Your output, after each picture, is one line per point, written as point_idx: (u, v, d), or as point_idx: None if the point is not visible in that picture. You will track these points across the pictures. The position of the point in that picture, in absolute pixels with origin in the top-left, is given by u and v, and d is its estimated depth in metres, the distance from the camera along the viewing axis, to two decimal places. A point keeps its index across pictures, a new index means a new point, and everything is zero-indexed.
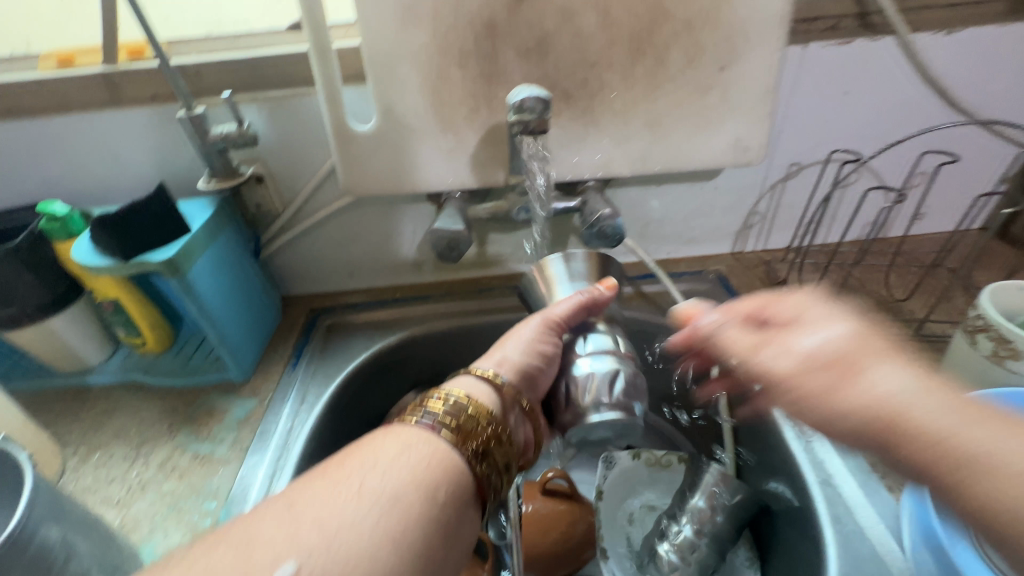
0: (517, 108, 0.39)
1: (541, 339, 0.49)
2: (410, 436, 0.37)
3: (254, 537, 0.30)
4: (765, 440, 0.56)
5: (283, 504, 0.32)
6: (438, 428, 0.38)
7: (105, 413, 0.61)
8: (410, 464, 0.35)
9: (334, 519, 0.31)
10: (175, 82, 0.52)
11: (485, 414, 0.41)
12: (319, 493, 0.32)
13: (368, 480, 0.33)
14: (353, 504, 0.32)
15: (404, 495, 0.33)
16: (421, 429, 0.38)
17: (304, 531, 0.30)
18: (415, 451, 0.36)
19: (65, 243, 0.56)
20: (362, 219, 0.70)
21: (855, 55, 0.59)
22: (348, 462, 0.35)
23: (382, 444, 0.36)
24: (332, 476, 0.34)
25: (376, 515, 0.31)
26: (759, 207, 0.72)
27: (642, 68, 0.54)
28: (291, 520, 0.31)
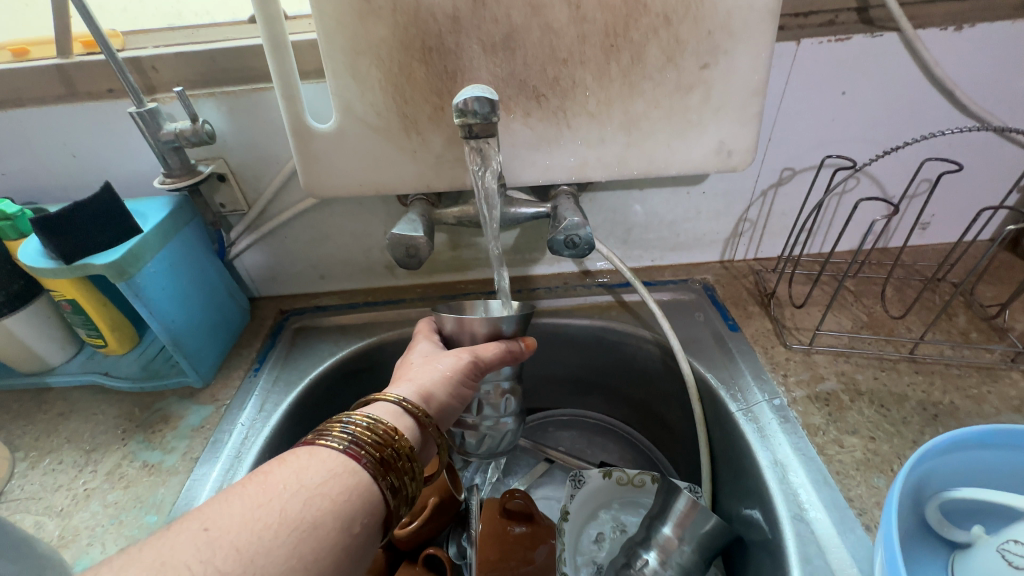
0: (460, 110, 0.35)
1: (465, 377, 0.47)
2: (334, 459, 0.34)
3: (166, 555, 0.27)
4: (741, 466, 0.53)
5: (196, 523, 0.29)
6: (360, 456, 0.35)
7: (61, 416, 0.60)
8: (332, 490, 0.32)
9: (250, 544, 0.28)
10: (123, 77, 0.49)
11: (408, 447, 0.38)
12: (237, 511, 0.30)
13: (290, 502, 0.31)
14: (271, 530, 0.29)
15: (322, 523, 0.31)
16: (342, 454, 0.35)
17: (217, 554, 0.28)
18: (340, 476, 0.33)
19: (14, 242, 0.54)
20: (331, 219, 0.67)
21: (853, 54, 0.55)
22: (271, 475, 0.32)
23: (305, 466, 0.33)
24: (252, 493, 0.31)
25: (294, 542, 0.29)
26: (749, 214, 0.68)
27: (617, 65, 0.50)
28: (205, 542, 0.28)
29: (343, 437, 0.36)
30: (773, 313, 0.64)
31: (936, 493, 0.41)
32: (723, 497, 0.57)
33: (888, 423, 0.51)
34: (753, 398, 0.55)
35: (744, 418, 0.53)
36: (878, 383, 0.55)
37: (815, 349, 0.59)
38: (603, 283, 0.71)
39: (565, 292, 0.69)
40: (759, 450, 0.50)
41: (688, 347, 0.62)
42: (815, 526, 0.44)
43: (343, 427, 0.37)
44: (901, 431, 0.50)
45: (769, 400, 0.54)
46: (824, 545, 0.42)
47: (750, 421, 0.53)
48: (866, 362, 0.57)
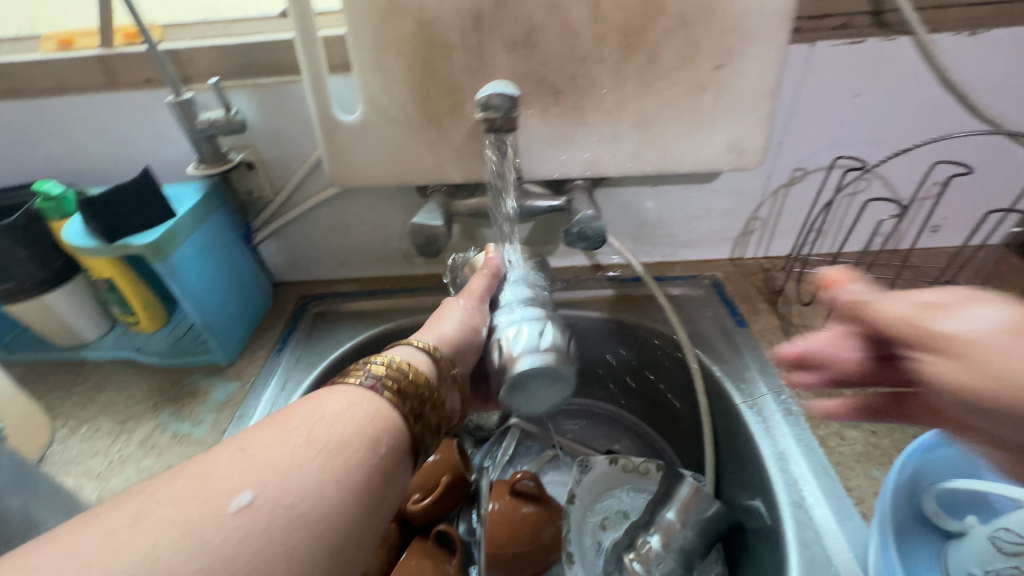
0: (484, 104, 0.37)
1: (468, 313, 0.53)
2: (359, 394, 0.37)
3: (210, 469, 0.30)
4: (744, 456, 0.55)
5: (235, 445, 0.32)
6: (385, 392, 0.38)
7: (95, 388, 0.63)
8: (356, 416, 0.35)
9: (285, 459, 0.31)
10: (162, 67, 0.52)
11: (427, 384, 0.41)
12: (271, 435, 0.33)
13: (318, 427, 0.34)
14: (303, 448, 0.32)
15: (351, 445, 0.34)
16: (368, 390, 0.38)
17: (255, 467, 0.31)
18: (364, 405, 0.37)
19: (57, 222, 0.57)
20: (352, 208, 0.69)
21: (866, 56, 0.56)
22: (300, 408, 0.36)
23: (327, 400, 0.36)
24: (282, 420, 0.34)
25: (324, 458, 0.32)
26: (760, 212, 0.69)
27: (633, 65, 0.52)
28: (244, 458, 0.31)
29: (367, 375, 0.39)
30: (781, 311, 0.66)
31: (931, 486, 0.42)
32: (725, 486, 0.59)
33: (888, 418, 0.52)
34: (757, 391, 0.57)
35: (747, 410, 0.55)
36: None
37: None
38: (614, 277, 0.72)
39: (577, 285, 0.71)
40: (761, 440, 0.52)
41: (695, 340, 0.64)
42: (814, 513, 0.46)
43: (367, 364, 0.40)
44: (901, 427, 0.51)
45: (773, 394, 0.56)
46: (821, 531, 0.44)
47: (753, 412, 0.54)
48: None
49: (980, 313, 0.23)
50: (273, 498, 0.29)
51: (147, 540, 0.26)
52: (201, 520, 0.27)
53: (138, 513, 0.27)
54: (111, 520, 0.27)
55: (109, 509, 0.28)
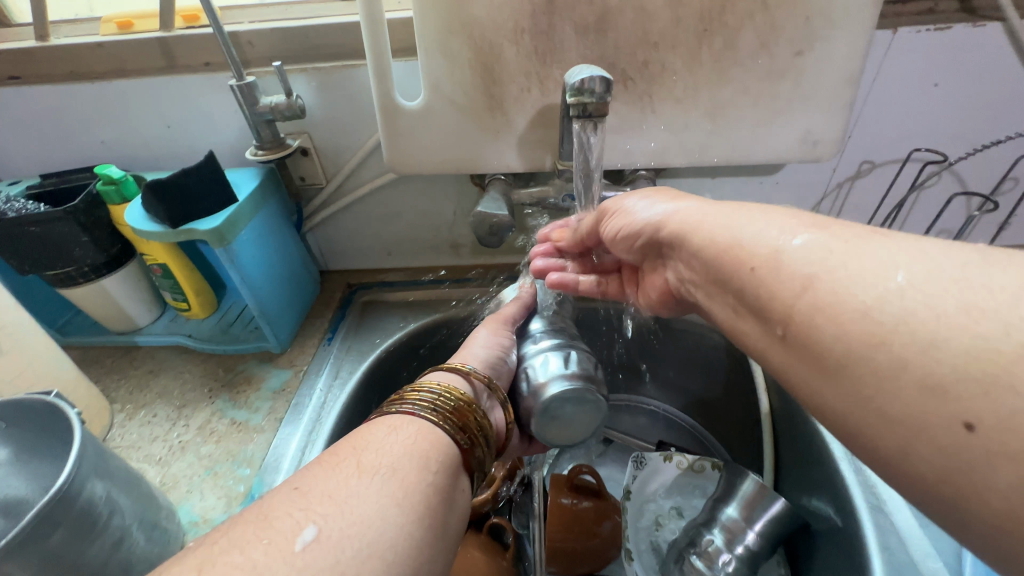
0: (577, 88, 0.39)
1: (498, 334, 0.53)
2: (409, 422, 0.37)
3: (269, 509, 0.28)
4: (811, 456, 0.53)
5: (286, 486, 0.31)
6: (442, 419, 0.38)
7: (150, 373, 0.63)
8: (398, 441, 0.35)
9: (339, 489, 0.30)
10: (228, 50, 0.51)
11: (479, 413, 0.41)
12: (318, 474, 0.31)
13: (365, 456, 0.33)
14: (354, 476, 0.31)
15: (402, 465, 0.33)
16: (425, 419, 0.38)
17: (313, 501, 0.29)
18: (407, 431, 0.36)
19: (117, 206, 0.57)
20: (404, 197, 0.68)
21: (953, 43, 0.53)
22: (337, 448, 0.34)
23: (364, 431, 0.36)
24: (321, 461, 0.33)
25: (380, 483, 0.31)
26: (821, 207, 0.67)
27: (709, 50, 0.50)
28: (296, 495, 0.29)
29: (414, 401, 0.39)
30: None
31: None
32: (785, 482, 0.57)
33: None
34: None
35: None
36: None
37: None
38: None
39: None
40: (833, 442, 0.50)
41: None
42: (895, 519, 0.44)
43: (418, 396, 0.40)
44: None
45: None
46: (905, 536, 0.43)
47: None
48: None
49: (795, 234, 0.29)
50: (339, 529, 0.27)
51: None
52: (271, 559, 0.25)
53: (201, 563, 0.25)
54: (175, 572, 0.25)
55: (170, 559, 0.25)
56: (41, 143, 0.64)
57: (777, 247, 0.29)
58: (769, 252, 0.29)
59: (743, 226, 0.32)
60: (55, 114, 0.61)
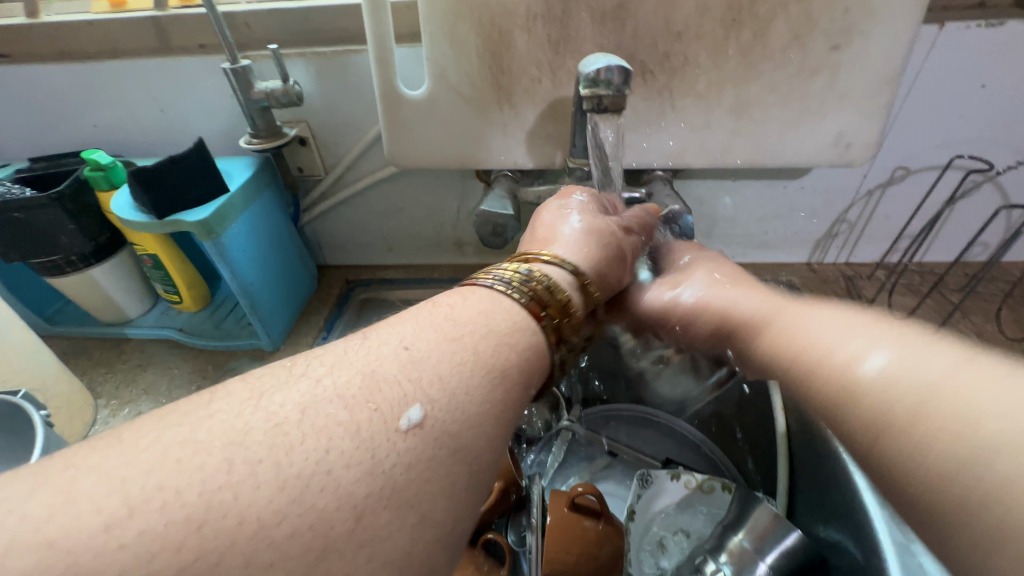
0: (591, 81, 0.36)
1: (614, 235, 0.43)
2: (515, 311, 0.32)
3: (373, 364, 0.26)
4: (829, 481, 0.50)
5: (394, 342, 0.28)
6: (540, 314, 0.33)
7: (139, 367, 0.61)
8: (519, 344, 0.31)
9: (451, 377, 0.27)
10: (221, 31, 0.48)
11: (579, 317, 0.35)
12: (433, 340, 0.28)
13: (482, 345, 0.29)
14: (467, 368, 0.27)
15: (510, 374, 0.29)
16: (523, 308, 0.33)
17: (422, 378, 0.26)
18: (523, 331, 0.31)
19: (105, 193, 0.54)
20: (406, 191, 0.65)
21: (1005, 41, 0.48)
22: (457, 314, 0.31)
23: (490, 310, 0.32)
24: (441, 323, 0.30)
25: (489, 388, 0.27)
26: (849, 214, 0.63)
27: (736, 43, 0.46)
28: (410, 362, 0.27)
29: (500, 279, 0.34)
30: None
31: None
32: (800, 508, 0.54)
33: None
34: None
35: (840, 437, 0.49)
36: None
37: None
38: None
39: None
40: (857, 471, 0.46)
41: None
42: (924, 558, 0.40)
43: (522, 276, 0.35)
44: None
45: None
46: None
47: None
48: None
49: (869, 355, 0.27)
50: (445, 422, 0.25)
51: (318, 441, 0.22)
52: (374, 430, 0.23)
53: (303, 404, 0.23)
54: (273, 403, 0.23)
55: (273, 385, 0.24)
56: (32, 125, 0.61)
57: (848, 378, 0.27)
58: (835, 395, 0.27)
59: (818, 334, 0.31)
60: (46, 95, 0.59)
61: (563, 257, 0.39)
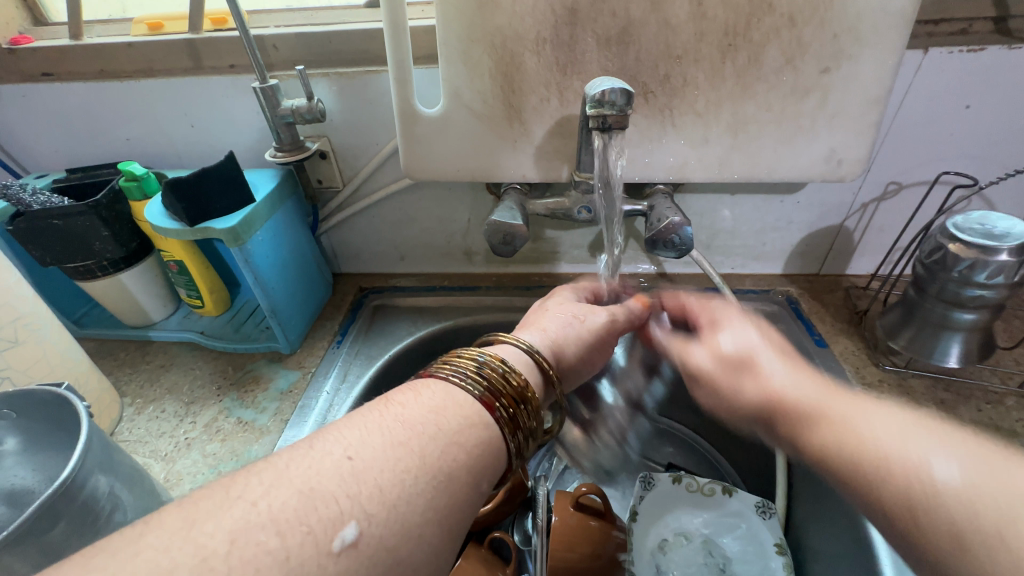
0: (597, 101, 0.39)
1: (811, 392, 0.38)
2: (469, 405, 0.31)
3: (312, 481, 0.25)
4: (826, 489, 0.51)
5: (337, 450, 0.27)
6: (494, 406, 0.32)
7: (161, 367, 0.64)
8: (467, 443, 0.30)
9: (392, 487, 0.26)
10: (252, 53, 0.52)
11: (537, 404, 0.35)
12: (380, 445, 0.27)
13: (429, 449, 0.28)
14: (411, 476, 0.27)
15: (457, 479, 0.28)
16: (478, 400, 0.32)
17: (361, 492, 0.25)
18: (475, 428, 0.31)
19: (138, 202, 0.58)
20: (420, 203, 0.69)
21: (988, 64, 0.51)
22: (409, 413, 0.30)
23: (441, 407, 0.31)
24: (391, 426, 0.28)
25: (431, 493, 0.27)
26: (845, 226, 0.66)
27: (732, 66, 0.49)
28: (350, 475, 0.25)
29: (461, 371, 0.34)
30: (864, 333, 0.62)
31: None
32: (797, 511, 0.56)
33: None
34: None
35: None
36: (982, 417, 0.52)
37: (910, 373, 0.57)
38: (681, 286, 0.69)
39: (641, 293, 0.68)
40: None
41: None
42: None
43: (479, 364, 0.34)
44: None
45: None
46: None
47: None
48: (969, 394, 0.54)
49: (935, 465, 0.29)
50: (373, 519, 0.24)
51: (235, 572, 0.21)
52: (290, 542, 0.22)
53: (234, 532, 0.22)
54: (207, 531, 0.22)
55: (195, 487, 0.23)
56: (70, 137, 0.65)
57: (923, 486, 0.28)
58: (908, 500, 0.29)
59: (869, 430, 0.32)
60: (85, 110, 0.62)
61: (535, 345, 0.40)
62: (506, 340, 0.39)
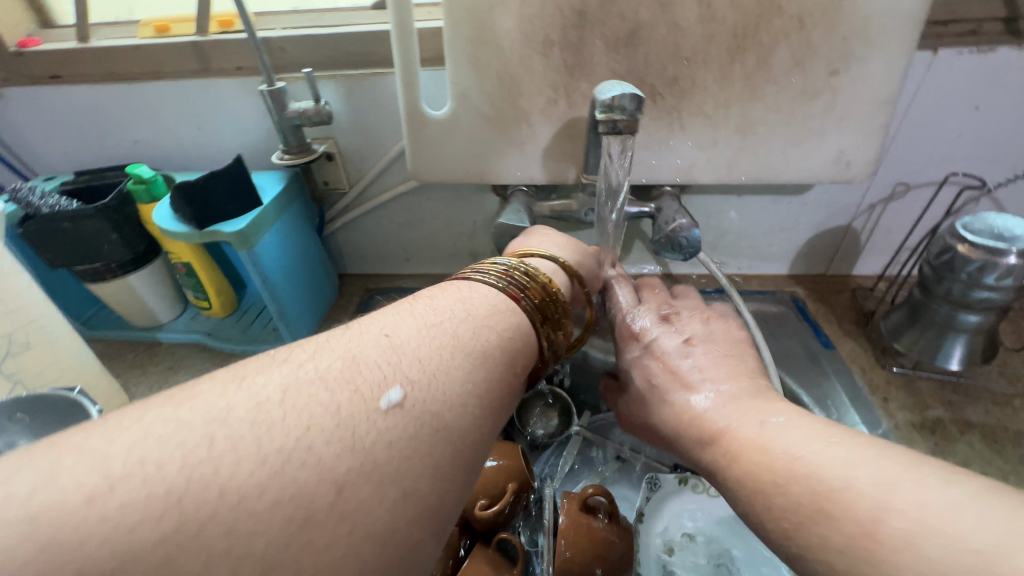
0: (608, 107, 0.39)
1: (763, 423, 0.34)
2: (494, 296, 0.35)
3: (355, 348, 0.27)
4: None
5: (376, 330, 0.29)
6: (520, 297, 0.36)
7: (171, 369, 0.65)
8: (499, 327, 0.33)
9: (431, 358, 0.28)
10: (260, 57, 0.52)
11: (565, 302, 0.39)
12: (412, 326, 0.30)
13: (461, 329, 0.31)
14: (447, 349, 0.29)
15: (491, 356, 0.30)
16: (502, 293, 0.35)
17: (403, 361, 0.27)
18: (503, 313, 0.34)
19: (146, 205, 0.58)
20: (427, 204, 0.69)
21: (998, 66, 0.51)
22: (440, 303, 0.33)
23: (470, 298, 0.34)
24: (422, 312, 0.31)
25: (469, 367, 0.29)
26: (852, 227, 0.65)
27: (741, 68, 0.49)
28: (389, 347, 0.28)
29: (490, 273, 0.37)
30: (871, 335, 0.62)
31: None
32: None
33: (1002, 460, 0.49)
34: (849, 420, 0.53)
35: None
36: (990, 419, 0.52)
37: (918, 375, 0.57)
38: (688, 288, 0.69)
39: None
40: None
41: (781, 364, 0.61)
42: None
43: (507, 268, 0.38)
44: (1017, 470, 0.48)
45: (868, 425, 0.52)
46: None
47: None
48: (977, 395, 0.55)
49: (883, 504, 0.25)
50: None
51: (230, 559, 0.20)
52: None
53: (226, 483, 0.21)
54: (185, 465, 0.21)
55: None
56: (77, 140, 0.65)
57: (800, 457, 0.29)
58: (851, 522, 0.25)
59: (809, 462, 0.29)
60: (92, 113, 0.63)
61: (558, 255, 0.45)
62: (529, 253, 0.44)
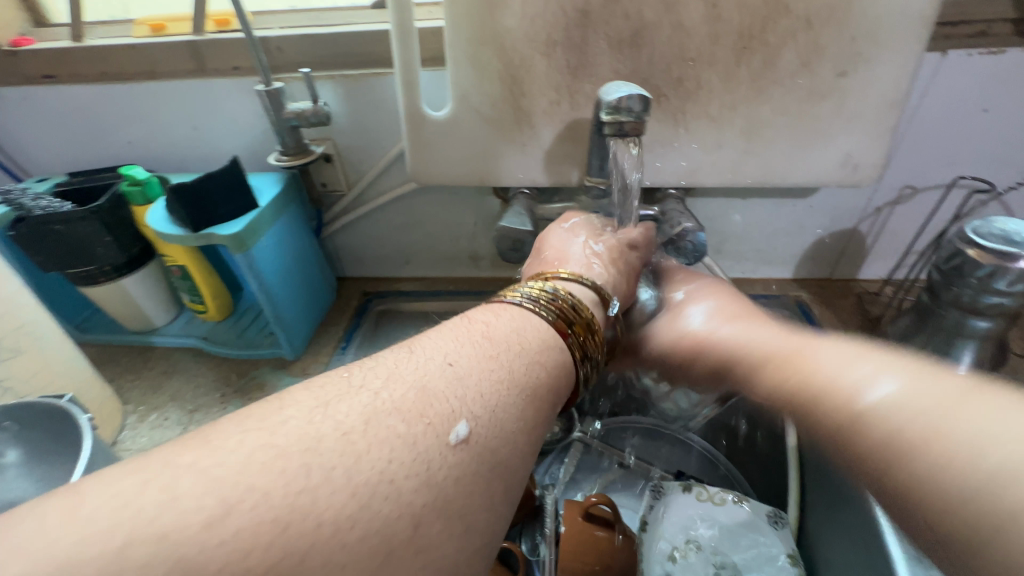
0: (613, 108, 0.38)
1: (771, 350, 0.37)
2: (543, 329, 0.33)
3: (418, 376, 0.27)
4: (843, 496, 0.50)
5: (438, 357, 0.29)
6: (565, 331, 0.34)
7: (164, 374, 0.64)
8: (546, 362, 0.31)
9: (490, 392, 0.27)
10: (257, 57, 0.51)
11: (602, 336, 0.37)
12: (475, 353, 0.29)
13: (516, 363, 0.30)
14: (503, 387, 0.28)
15: (541, 394, 0.30)
16: (549, 325, 0.33)
17: (466, 393, 0.27)
18: (553, 350, 0.32)
19: (140, 207, 0.57)
20: (427, 207, 0.68)
21: (1007, 68, 0.50)
22: (493, 331, 0.32)
23: (519, 327, 0.32)
24: (478, 340, 0.30)
25: (522, 405, 0.28)
26: (858, 231, 0.65)
27: (747, 69, 0.48)
28: (454, 377, 0.27)
29: (528, 296, 0.35)
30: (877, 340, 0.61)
31: None
32: (810, 523, 0.55)
33: None
34: None
35: None
36: None
37: None
38: None
39: None
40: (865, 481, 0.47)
41: None
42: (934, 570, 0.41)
43: (549, 293, 0.36)
44: None
45: None
46: None
47: None
48: None
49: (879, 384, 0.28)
50: None
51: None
52: None
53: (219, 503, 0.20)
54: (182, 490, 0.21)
55: None
56: (70, 141, 0.64)
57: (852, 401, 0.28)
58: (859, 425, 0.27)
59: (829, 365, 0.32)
60: (86, 113, 0.61)
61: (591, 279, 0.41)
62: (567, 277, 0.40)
